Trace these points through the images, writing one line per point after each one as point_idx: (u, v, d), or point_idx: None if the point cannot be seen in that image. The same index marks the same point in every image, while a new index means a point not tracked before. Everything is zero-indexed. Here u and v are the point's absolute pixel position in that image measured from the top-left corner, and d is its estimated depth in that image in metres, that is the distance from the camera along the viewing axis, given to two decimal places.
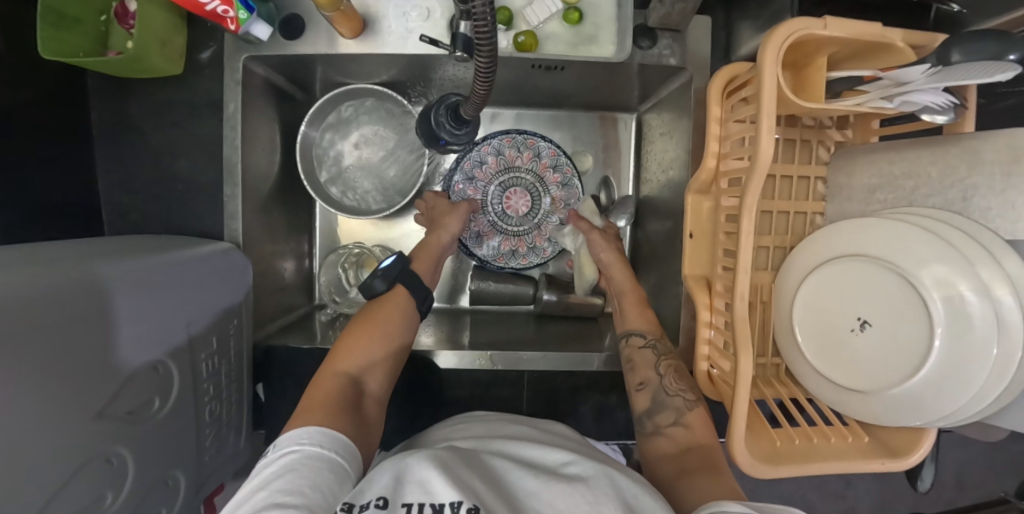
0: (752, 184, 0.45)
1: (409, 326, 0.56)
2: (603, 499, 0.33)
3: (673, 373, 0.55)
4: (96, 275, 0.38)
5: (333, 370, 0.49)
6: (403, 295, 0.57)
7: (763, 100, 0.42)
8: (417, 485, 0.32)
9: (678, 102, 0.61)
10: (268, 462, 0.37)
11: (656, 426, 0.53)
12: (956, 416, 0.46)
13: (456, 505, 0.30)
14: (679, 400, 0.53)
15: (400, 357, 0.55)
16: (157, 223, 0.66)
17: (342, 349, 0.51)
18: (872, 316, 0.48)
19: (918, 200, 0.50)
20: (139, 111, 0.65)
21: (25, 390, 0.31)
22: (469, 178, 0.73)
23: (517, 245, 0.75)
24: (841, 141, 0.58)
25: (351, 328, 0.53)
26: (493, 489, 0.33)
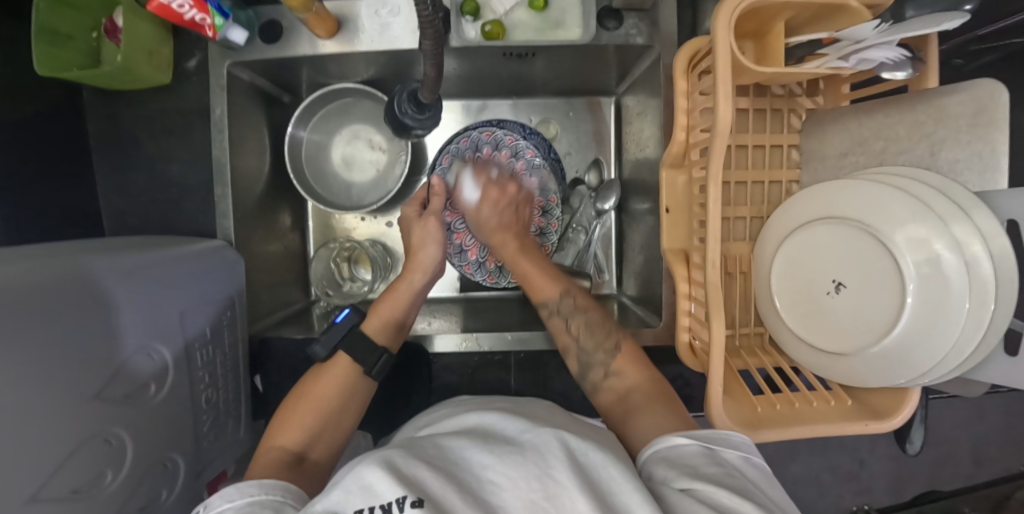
0: (716, 150, 0.45)
1: (351, 395, 0.53)
2: (552, 461, 0.34)
3: (585, 329, 0.57)
4: (88, 266, 0.41)
5: (274, 445, 0.48)
6: (344, 364, 0.54)
7: (718, 68, 0.44)
8: (360, 492, 0.32)
9: (649, 80, 0.63)
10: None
11: (594, 384, 0.54)
12: (938, 372, 0.46)
13: (403, 501, 0.30)
14: (602, 354, 0.55)
15: (344, 418, 0.52)
16: (153, 225, 0.70)
17: (281, 426, 0.50)
18: (846, 276, 0.48)
19: (888, 159, 0.51)
20: (133, 120, 0.69)
21: (27, 373, 0.33)
22: (446, 175, 0.71)
23: (502, 260, 0.72)
24: (813, 108, 0.58)
25: (289, 403, 0.52)
26: (445, 472, 0.34)
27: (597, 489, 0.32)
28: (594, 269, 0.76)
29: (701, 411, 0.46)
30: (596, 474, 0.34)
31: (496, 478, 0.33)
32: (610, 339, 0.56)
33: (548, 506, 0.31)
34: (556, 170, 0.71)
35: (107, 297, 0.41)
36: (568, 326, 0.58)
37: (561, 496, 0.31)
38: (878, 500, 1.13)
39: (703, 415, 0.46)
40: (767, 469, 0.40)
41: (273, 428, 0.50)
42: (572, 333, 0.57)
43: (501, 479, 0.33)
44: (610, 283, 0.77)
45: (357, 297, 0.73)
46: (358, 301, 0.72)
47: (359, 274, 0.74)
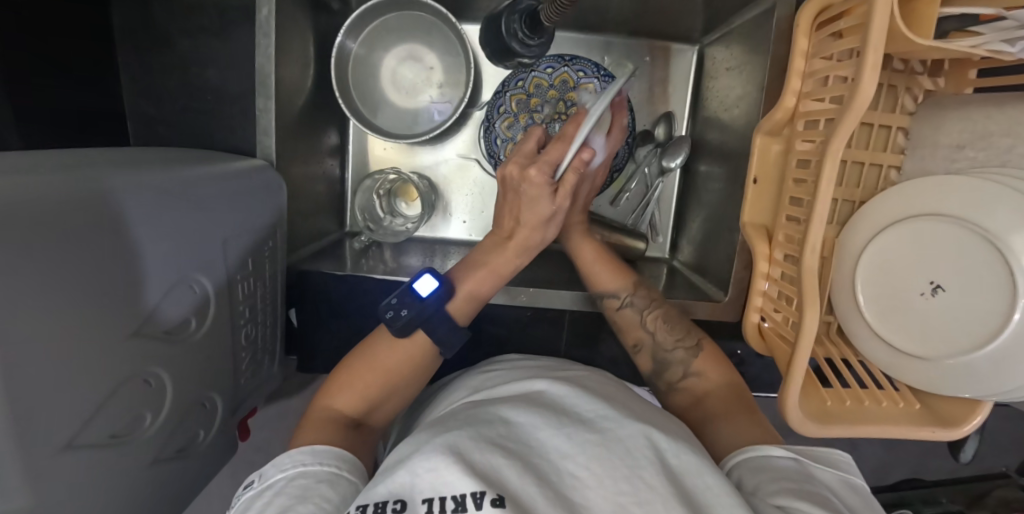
0: (842, 127, 0.40)
1: (421, 372, 0.50)
2: (642, 460, 0.31)
3: (662, 327, 0.56)
4: (119, 186, 0.35)
5: (327, 406, 0.47)
6: (421, 343, 0.49)
7: (869, 32, 0.38)
8: (428, 479, 0.30)
9: (752, 32, 0.56)
10: (254, 497, 0.36)
11: (669, 383, 0.54)
12: (1021, 390, 0.44)
13: (479, 497, 0.27)
14: (682, 352, 0.54)
15: (406, 390, 0.50)
16: (185, 136, 0.64)
17: (339, 389, 0.48)
18: (945, 279, 0.45)
19: (1012, 160, 0.46)
20: (164, 12, 0.62)
21: (59, 314, 0.29)
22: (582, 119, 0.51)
23: None
24: (931, 90, 0.52)
25: (351, 362, 0.49)
26: (520, 458, 0.31)
27: (688, 498, 0.31)
28: (647, 230, 0.72)
29: (774, 398, 0.44)
30: (687, 478, 0.32)
31: (576, 470, 0.31)
32: (690, 338, 0.54)
33: (639, 511, 0.28)
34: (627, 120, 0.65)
35: (146, 224, 0.36)
36: (642, 319, 0.56)
37: (655, 503, 0.29)
38: (863, 481, 1.17)
39: (775, 404, 0.45)
40: (863, 491, 0.39)
41: (331, 382, 0.49)
42: (647, 328, 0.56)
43: (582, 474, 0.31)
44: (663, 247, 0.73)
45: (397, 233, 0.68)
46: (401, 239, 0.68)
47: (400, 209, 0.69)
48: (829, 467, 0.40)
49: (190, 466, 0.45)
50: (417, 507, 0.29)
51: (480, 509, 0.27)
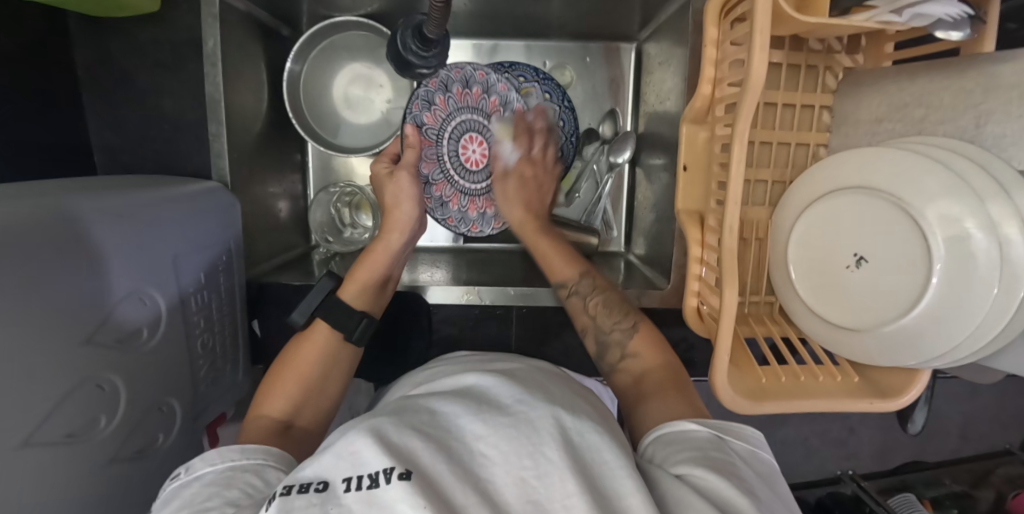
0: (745, 108, 0.42)
1: (339, 359, 0.54)
2: (545, 439, 0.31)
3: (603, 310, 0.56)
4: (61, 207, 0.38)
5: (259, 415, 0.48)
6: (325, 330, 0.54)
7: (758, 16, 0.39)
8: (348, 459, 0.30)
9: (678, 25, 0.58)
10: (179, 488, 0.37)
11: (612, 366, 0.54)
12: (953, 354, 0.45)
13: (389, 472, 0.27)
14: (618, 334, 0.54)
15: (330, 388, 0.53)
16: (148, 163, 0.68)
17: (268, 396, 0.50)
18: (868, 250, 0.46)
19: (928, 128, 0.46)
20: (120, 49, 0.65)
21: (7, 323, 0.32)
22: (417, 122, 0.64)
23: (484, 207, 0.69)
24: (851, 67, 0.53)
25: (273, 372, 0.52)
26: (434, 436, 0.31)
27: (592, 475, 0.30)
28: (602, 225, 0.74)
29: (705, 381, 0.46)
30: (591, 455, 0.32)
31: (486, 450, 0.30)
32: (630, 319, 0.55)
33: (537, 484, 0.28)
34: (568, 119, 0.68)
35: (93, 241, 0.39)
36: (585, 305, 0.57)
37: (552, 475, 0.29)
38: (863, 467, 1.13)
39: (707, 385, 0.46)
40: (772, 466, 0.39)
41: (258, 398, 0.50)
42: (589, 312, 0.57)
43: (491, 453, 0.30)
44: (619, 241, 0.75)
45: (357, 243, 0.71)
46: (359, 248, 0.71)
47: (360, 220, 0.72)
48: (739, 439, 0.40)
49: (151, 468, 0.48)
50: (336, 487, 0.29)
51: (389, 483, 0.27)
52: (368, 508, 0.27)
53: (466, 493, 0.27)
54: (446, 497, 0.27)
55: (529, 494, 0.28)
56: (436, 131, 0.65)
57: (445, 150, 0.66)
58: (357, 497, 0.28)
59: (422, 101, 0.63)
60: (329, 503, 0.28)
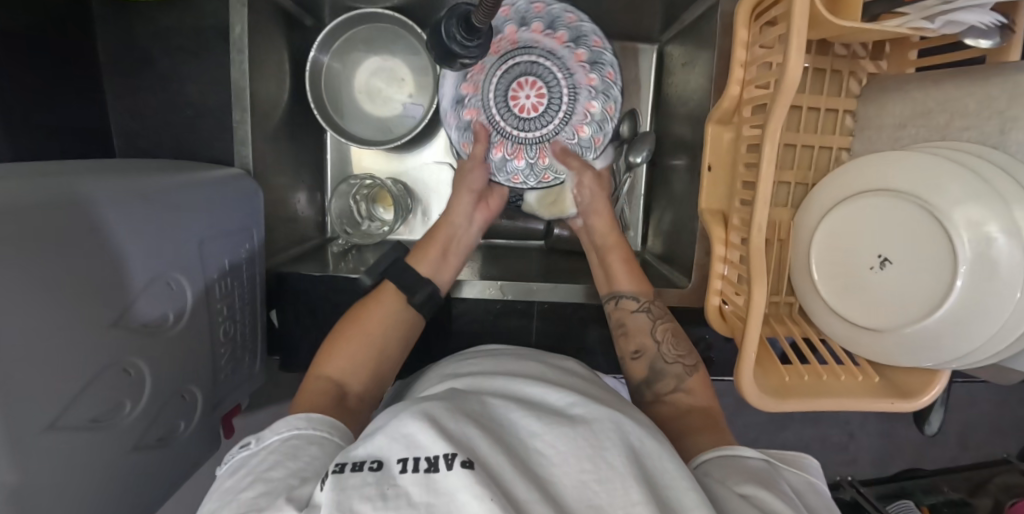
0: (777, 109, 0.42)
1: (399, 325, 0.56)
2: (605, 443, 0.31)
3: (670, 339, 0.57)
4: (89, 188, 0.37)
5: (318, 373, 0.51)
6: (392, 293, 0.57)
7: (794, 18, 0.40)
8: (403, 441, 0.30)
9: (703, 27, 0.59)
10: (249, 456, 0.38)
11: (657, 394, 0.54)
12: (973, 356, 0.45)
13: (450, 459, 0.27)
14: (679, 367, 0.55)
15: (389, 363, 0.55)
16: (168, 148, 0.70)
17: (330, 358, 0.52)
18: (895, 251, 0.46)
19: (952, 133, 0.47)
20: (144, 35, 0.68)
21: (35, 303, 0.31)
22: (467, 71, 0.65)
23: (514, 154, 0.66)
24: (875, 73, 0.54)
25: (339, 330, 0.54)
26: (491, 433, 0.31)
27: (648, 482, 0.30)
28: (617, 223, 0.76)
29: (731, 380, 0.46)
30: (647, 461, 0.31)
31: (545, 448, 0.31)
32: (691, 357, 0.56)
33: (598, 489, 0.28)
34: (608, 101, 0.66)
35: (121, 224, 0.38)
36: (653, 327, 0.57)
37: (614, 481, 0.28)
38: (862, 473, 1.14)
39: (733, 383, 0.47)
40: (826, 496, 0.42)
41: (322, 355, 0.53)
42: (655, 335, 0.57)
43: (550, 452, 0.30)
44: (635, 241, 0.76)
45: (376, 235, 0.72)
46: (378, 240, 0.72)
47: (378, 213, 0.73)
48: (798, 470, 0.43)
49: (172, 456, 0.47)
50: (392, 468, 0.29)
51: (450, 470, 0.27)
52: (425, 492, 0.27)
53: (528, 489, 0.27)
54: (506, 489, 0.27)
55: (588, 498, 0.28)
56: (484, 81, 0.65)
57: (491, 94, 0.65)
58: (414, 479, 0.28)
59: (460, 64, 0.64)
60: (385, 483, 0.28)
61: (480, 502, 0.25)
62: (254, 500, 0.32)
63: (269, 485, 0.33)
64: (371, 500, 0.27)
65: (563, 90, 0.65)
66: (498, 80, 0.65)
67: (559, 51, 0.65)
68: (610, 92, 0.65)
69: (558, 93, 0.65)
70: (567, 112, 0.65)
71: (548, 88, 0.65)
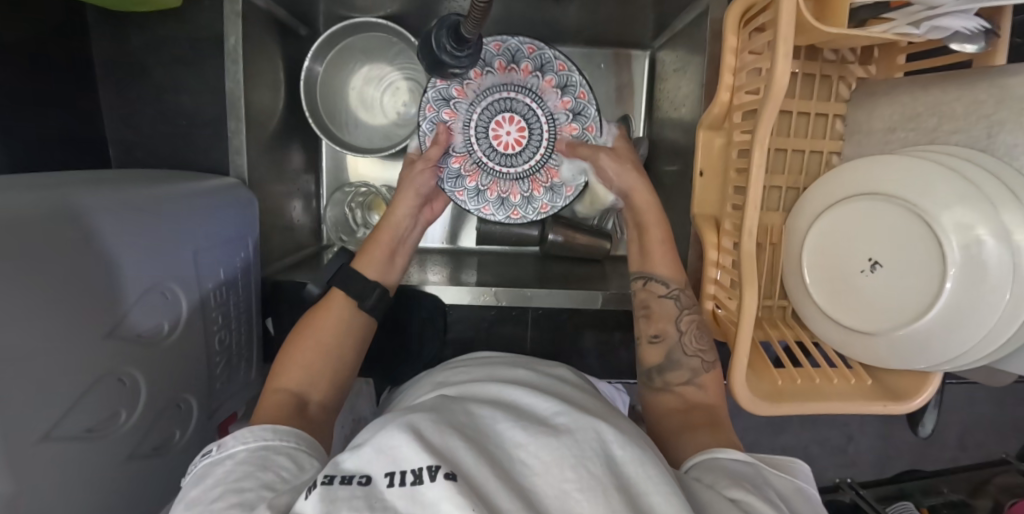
0: (766, 114, 0.43)
1: (350, 327, 0.55)
2: (589, 452, 0.31)
3: (695, 331, 0.54)
4: (81, 201, 0.37)
5: (276, 387, 0.49)
6: (340, 297, 0.56)
7: (781, 26, 0.41)
8: (388, 454, 0.30)
9: (694, 34, 0.60)
10: (212, 465, 0.38)
11: (665, 382, 0.54)
12: (964, 359, 0.45)
13: (434, 469, 0.27)
14: (698, 360, 0.53)
15: (346, 364, 0.54)
16: (163, 157, 0.70)
17: (286, 368, 0.51)
18: (885, 257, 0.46)
19: (941, 137, 0.48)
20: (140, 46, 0.68)
21: (28, 315, 0.31)
22: (444, 96, 0.64)
23: (508, 192, 0.67)
24: (864, 77, 0.55)
25: (289, 342, 0.53)
26: (477, 444, 0.31)
27: (631, 491, 0.30)
28: (612, 229, 0.76)
29: (723, 383, 0.46)
30: (630, 469, 0.31)
31: (529, 458, 0.31)
32: (711, 353, 0.54)
33: (581, 496, 0.28)
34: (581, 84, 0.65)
35: (113, 235, 0.39)
36: (680, 313, 0.55)
37: (595, 489, 0.28)
38: (862, 475, 1.14)
39: (725, 387, 0.47)
40: (812, 497, 0.42)
41: (275, 367, 0.52)
42: (678, 324, 0.55)
43: (533, 462, 0.30)
44: (629, 245, 0.77)
45: None
46: None
47: (373, 221, 0.73)
48: (788, 475, 0.42)
49: (167, 465, 0.47)
50: (378, 482, 0.29)
51: (434, 480, 0.27)
52: (411, 504, 0.27)
53: (510, 499, 0.27)
54: (490, 502, 0.27)
55: (570, 506, 0.28)
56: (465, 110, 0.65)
57: (472, 134, 0.65)
58: (400, 493, 0.28)
59: (435, 97, 0.63)
60: (372, 496, 0.28)
61: (460, 512, 0.25)
62: (229, 508, 0.32)
63: (244, 495, 0.33)
64: (356, 510, 0.27)
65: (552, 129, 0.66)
66: (480, 112, 0.65)
67: (528, 82, 0.65)
68: (571, 83, 0.65)
69: (539, 127, 0.66)
70: (550, 147, 0.66)
71: (529, 126, 0.66)
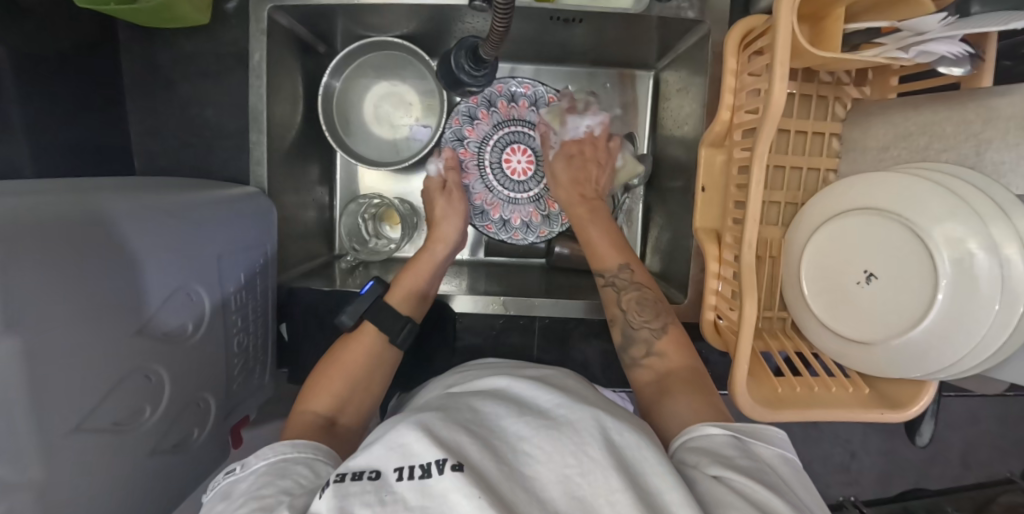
0: (764, 134, 0.45)
1: (382, 358, 0.58)
2: (588, 438, 0.32)
3: (635, 305, 0.58)
4: (117, 208, 0.40)
5: (305, 409, 0.52)
6: (370, 331, 0.58)
7: (777, 51, 0.43)
8: (399, 451, 0.32)
9: (695, 56, 0.63)
10: (237, 481, 0.39)
11: (633, 359, 0.57)
12: (958, 370, 0.47)
13: (442, 463, 0.29)
14: (647, 331, 0.57)
15: (374, 394, 0.57)
16: (186, 167, 0.73)
17: (315, 392, 0.54)
18: (880, 270, 0.48)
19: (931, 155, 0.50)
20: (168, 61, 0.72)
21: (67, 310, 0.33)
22: (459, 138, 0.72)
23: (530, 217, 0.75)
24: (859, 98, 0.57)
25: (321, 370, 0.56)
26: (482, 437, 0.33)
27: (631, 474, 0.32)
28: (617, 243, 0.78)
29: (726, 391, 0.48)
30: (632, 455, 0.33)
31: (531, 449, 0.32)
32: (657, 319, 0.57)
33: (581, 482, 0.30)
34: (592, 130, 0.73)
35: (146, 238, 0.41)
36: (619, 298, 0.60)
37: (596, 474, 0.30)
38: (865, 494, 1.13)
39: (727, 395, 0.48)
40: (796, 465, 0.42)
41: (306, 393, 0.54)
42: (621, 305, 0.59)
43: (535, 451, 0.32)
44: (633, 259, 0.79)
45: (382, 253, 0.74)
46: (384, 258, 0.74)
47: (384, 231, 0.75)
48: (766, 443, 0.43)
49: (184, 463, 0.49)
50: (388, 477, 0.31)
51: (442, 474, 0.28)
52: (420, 497, 0.29)
53: (512, 490, 0.29)
54: (494, 491, 0.29)
55: (574, 491, 0.30)
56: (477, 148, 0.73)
57: (486, 159, 0.74)
58: (409, 486, 0.30)
59: (453, 139, 0.72)
60: (382, 490, 0.30)
61: (468, 502, 0.27)
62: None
63: (264, 501, 0.35)
64: (370, 505, 0.29)
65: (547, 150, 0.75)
66: (491, 150, 0.74)
67: (527, 116, 0.74)
68: (562, 109, 0.73)
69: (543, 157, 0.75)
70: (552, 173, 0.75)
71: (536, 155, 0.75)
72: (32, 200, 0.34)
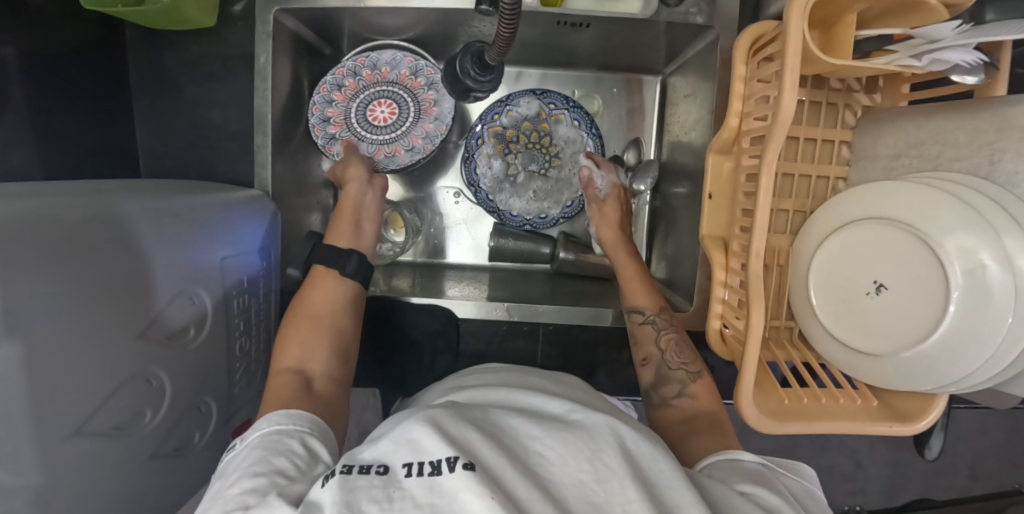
0: (773, 141, 0.44)
1: (341, 300, 0.57)
2: (604, 446, 0.32)
3: (673, 347, 0.58)
4: (119, 209, 0.40)
5: (277, 368, 0.50)
6: (323, 273, 0.58)
7: (787, 57, 0.42)
8: (408, 447, 0.31)
9: (703, 61, 0.63)
10: (234, 454, 0.40)
11: (662, 397, 0.55)
12: (970, 383, 0.46)
13: (453, 460, 0.29)
14: (683, 373, 0.55)
15: (346, 339, 0.55)
16: (191, 168, 0.73)
17: (284, 348, 0.52)
18: (890, 279, 0.47)
19: (943, 164, 0.49)
20: (175, 63, 0.72)
21: (70, 315, 0.33)
22: (326, 99, 0.69)
23: (393, 152, 0.71)
24: (869, 106, 0.57)
25: (286, 326, 0.54)
26: (492, 435, 0.32)
27: (643, 482, 0.31)
28: None
29: (731, 402, 0.47)
30: (644, 464, 0.32)
31: (544, 450, 0.32)
32: (695, 364, 0.56)
33: (597, 488, 0.29)
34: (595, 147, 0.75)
35: (149, 238, 0.41)
36: (658, 337, 0.58)
37: (611, 480, 0.30)
38: (870, 504, 1.12)
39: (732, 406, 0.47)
40: (821, 501, 0.43)
41: (277, 355, 0.52)
42: (659, 344, 0.58)
43: (549, 453, 0.32)
44: None
45: (385, 257, 0.74)
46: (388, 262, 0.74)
47: (388, 236, 0.74)
48: (796, 477, 0.44)
49: (186, 466, 0.49)
50: (397, 471, 0.30)
51: (453, 471, 0.28)
52: (427, 493, 0.28)
53: (526, 487, 0.28)
54: (506, 490, 0.28)
55: (586, 496, 0.29)
56: (342, 105, 0.69)
57: (354, 112, 0.70)
58: (418, 481, 0.29)
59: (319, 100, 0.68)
60: (391, 485, 0.29)
61: (479, 500, 0.26)
62: (242, 494, 0.34)
63: (257, 480, 0.35)
64: (377, 501, 0.28)
65: (411, 104, 0.70)
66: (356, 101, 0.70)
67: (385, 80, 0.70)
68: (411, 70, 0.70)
69: (408, 112, 0.70)
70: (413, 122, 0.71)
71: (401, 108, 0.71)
72: (32, 204, 0.34)
